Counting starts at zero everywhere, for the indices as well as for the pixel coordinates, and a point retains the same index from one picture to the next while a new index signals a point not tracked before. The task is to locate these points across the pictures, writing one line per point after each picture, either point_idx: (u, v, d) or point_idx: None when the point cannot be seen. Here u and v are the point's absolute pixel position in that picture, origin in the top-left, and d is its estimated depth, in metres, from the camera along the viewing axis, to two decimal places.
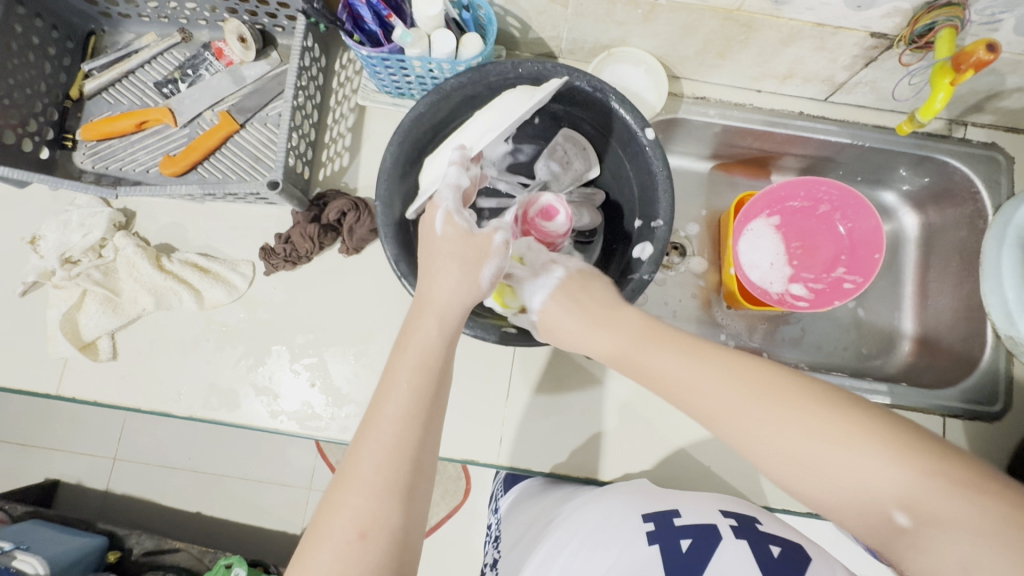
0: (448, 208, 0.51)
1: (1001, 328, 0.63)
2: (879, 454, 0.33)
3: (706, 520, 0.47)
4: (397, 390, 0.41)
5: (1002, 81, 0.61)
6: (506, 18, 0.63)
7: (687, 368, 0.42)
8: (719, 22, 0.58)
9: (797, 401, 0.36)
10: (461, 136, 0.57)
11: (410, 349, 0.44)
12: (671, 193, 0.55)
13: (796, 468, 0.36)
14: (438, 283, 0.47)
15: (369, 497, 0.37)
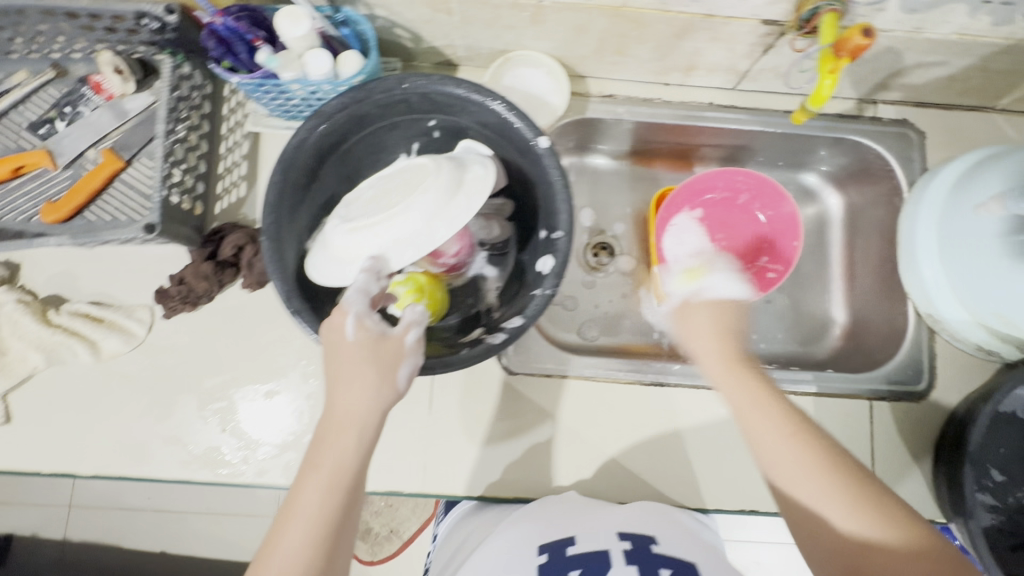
0: (358, 313, 0.48)
1: (922, 307, 0.65)
2: (847, 491, 0.42)
3: (601, 546, 0.51)
4: (302, 511, 0.41)
5: (900, 58, 0.60)
6: (394, 29, 0.60)
7: (769, 410, 0.48)
8: (608, 19, 0.56)
9: (800, 430, 0.46)
10: (373, 228, 0.51)
11: (321, 462, 0.43)
12: (570, 201, 0.53)
13: (779, 479, 0.45)
14: (349, 392, 0.45)
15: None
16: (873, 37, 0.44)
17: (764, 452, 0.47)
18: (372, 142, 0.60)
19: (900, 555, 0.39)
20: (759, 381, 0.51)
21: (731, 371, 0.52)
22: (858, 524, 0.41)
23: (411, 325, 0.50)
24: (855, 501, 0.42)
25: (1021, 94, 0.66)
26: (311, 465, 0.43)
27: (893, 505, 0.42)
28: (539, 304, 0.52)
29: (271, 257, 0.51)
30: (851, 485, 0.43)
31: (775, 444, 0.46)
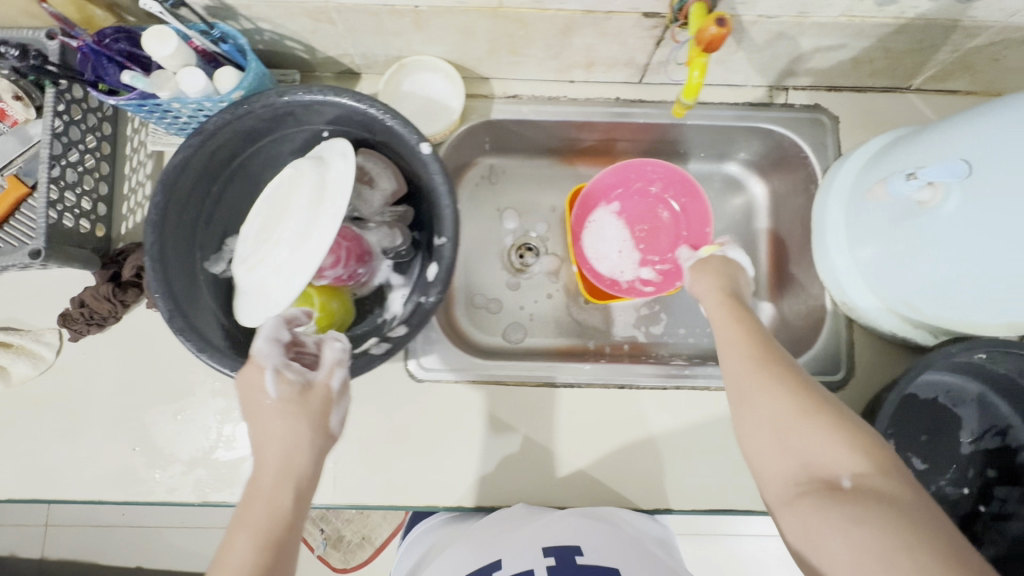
0: (276, 366, 0.46)
1: (837, 296, 0.64)
2: (799, 395, 0.44)
3: (525, 566, 0.53)
4: (224, 572, 0.38)
5: (796, 44, 0.59)
6: (284, 41, 0.60)
7: (737, 330, 0.51)
8: (490, 20, 0.56)
9: (756, 349, 0.48)
10: (265, 253, 0.50)
11: (251, 514, 0.41)
12: (455, 208, 0.53)
13: (735, 395, 0.47)
14: (274, 446, 0.44)
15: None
16: (726, 26, 0.44)
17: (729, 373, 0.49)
18: (268, 155, 0.60)
19: (839, 451, 0.41)
20: (726, 317, 0.53)
21: (725, 305, 0.54)
22: (804, 425, 0.43)
23: (336, 364, 0.48)
24: (804, 404, 0.43)
25: (933, 73, 0.64)
26: (237, 522, 0.41)
27: (841, 411, 0.43)
28: (423, 312, 0.52)
29: (152, 278, 0.51)
30: (804, 393, 0.44)
31: (737, 362, 0.49)
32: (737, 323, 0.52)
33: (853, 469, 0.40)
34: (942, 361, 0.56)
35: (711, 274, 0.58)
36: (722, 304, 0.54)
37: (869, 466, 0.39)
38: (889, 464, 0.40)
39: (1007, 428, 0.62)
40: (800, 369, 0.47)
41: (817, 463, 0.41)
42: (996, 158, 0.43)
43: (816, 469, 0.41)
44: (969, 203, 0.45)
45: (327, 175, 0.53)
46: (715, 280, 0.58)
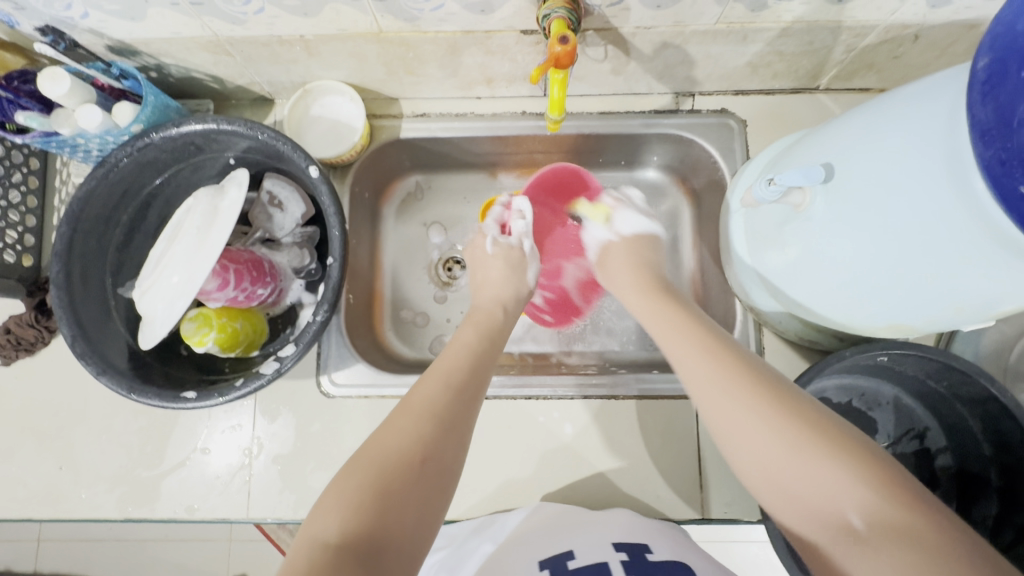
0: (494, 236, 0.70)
1: (745, 300, 0.65)
2: (782, 430, 0.40)
3: (600, 558, 0.49)
4: (435, 379, 0.49)
5: (684, 52, 0.60)
6: (192, 74, 0.63)
7: (696, 354, 0.48)
8: (377, 44, 0.57)
9: (733, 377, 0.44)
10: (159, 277, 0.53)
11: (448, 358, 0.52)
12: (343, 229, 0.55)
13: (718, 428, 0.44)
14: (501, 282, 0.65)
15: (396, 460, 0.41)
16: (570, 42, 0.47)
17: (708, 403, 0.45)
18: (179, 183, 0.63)
19: (839, 485, 0.36)
20: (691, 344, 0.50)
21: (681, 330, 0.52)
22: (801, 459, 0.38)
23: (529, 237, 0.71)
24: (794, 436, 0.39)
25: (836, 73, 0.64)
26: (439, 363, 0.52)
27: (836, 429, 0.39)
28: (312, 331, 0.54)
29: (56, 306, 0.53)
30: (789, 424, 0.40)
31: (713, 398, 0.45)
32: (706, 351, 0.48)
33: (861, 506, 0.35)
34: (838, 365, 0.55)
35: (646, 285, 0.61)
36: (682, 330, 0.52)
37: (878, 498, 0.35)
38: (897, 492, 0.35)
39: (925, 431, 0.60)
40: (787, 388, 0.43)
41: (821, 501, 0.37)
42: (848, 159, 0.45)
43: (821, 508, 0.37)
44: (831, 203, 0.46)
45: (223, 201, 0.55)
46: (657, 302, 0.58)
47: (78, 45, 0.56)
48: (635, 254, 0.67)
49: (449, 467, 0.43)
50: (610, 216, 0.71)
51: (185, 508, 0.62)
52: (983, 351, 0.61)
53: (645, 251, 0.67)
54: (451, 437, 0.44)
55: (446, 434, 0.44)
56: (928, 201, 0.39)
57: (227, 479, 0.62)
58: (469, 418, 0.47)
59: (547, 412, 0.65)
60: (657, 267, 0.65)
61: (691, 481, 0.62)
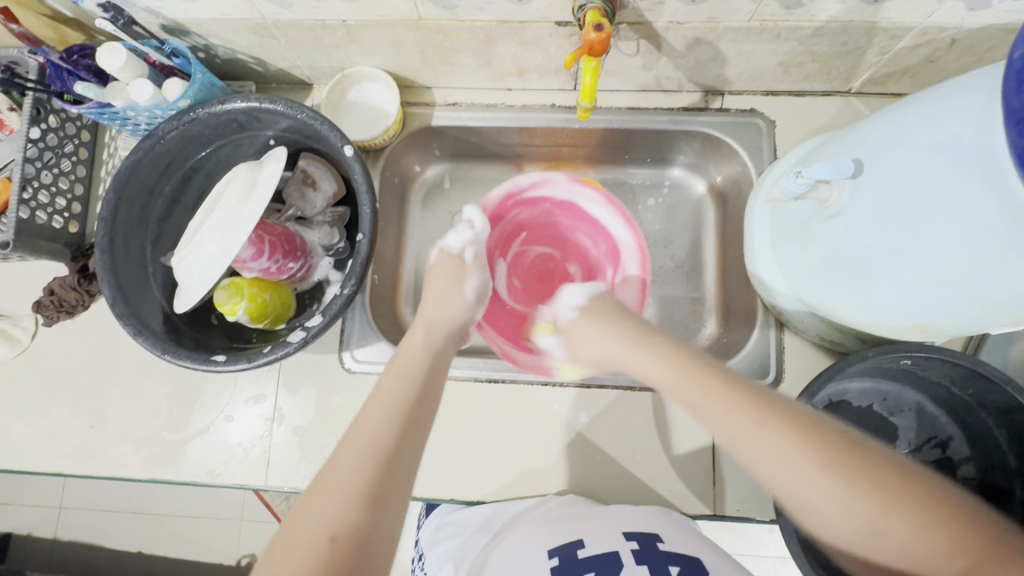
0: (440, 247, 0.68)
1: (767, 300, 0.64)
2: (866, 505, 0.38)
3: (609, 547, 0.50)
4: (353, 446, 0.45)
5: (716, 49, 0.60)
6: (238, 55, 0.66)
7: (742, 424, 0.43)
8: (414, 32, 0.60)
9: (797, 449, 0.40)
10: (204, 238, 0.55)
11: (373, 411, 0.48)
12: (373, 207, 0.57)
13: (795, 505, 0.41)
14: (435, 299, 0.62)
15: (309, 547, 0.39)
16: (605, 31, 0.49)
17: (774, 478, 0.41)
18: (219, 159, 0.65)
19: (933, 550, 0.37)
20: (710, 393, 0.46)
21: (709, 385, 0.46)
22: (889, 523, 0.38)
23: (468, 245, 0.67)
24: (876, 510, 0.38)
25: (869, 76, 0.64)
26: (361, 422, 0.47)
27: (909, 483, 0.39)
28: (339, 303, 0.56)
29: (99, 269, 0.56)
30: (868, 498, 0.38)
31: (785, 469, 0.41)
32: (760, 413, 0.43)
33: (959, 568, 0.36)
34: (858, 366, 0.55)
35: (633, 335, 0.55)
36: (723, 384, 0.46)
37: (973, 558, 0.36)
38: (994, 550, 0.36)
39: (948, 441, 0.59)
40: (860, 447, 0.41)
41: (915, 562, 0.38)
42: (878, 154, 0.45)
43: (920, 569, 0.38)
44: (858, 197, 0.46)
45: (262, 175, 0.57)
46: (597, 321, 0.59)
47: (134, 22, 0.58)
48: (612, 318, 0.59)
49: (377, 541, 0.41)
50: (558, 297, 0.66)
51: (206, 473, 0.64)
52: (1012, 361, 0.60)
53: (610, 313, 0.59)
54: (373, 509, 0.42)
55: (366, 506, 0.42)
56: (955, 193, 0.39)
57: (248, 446, 0.64)
58: (399, 482, 0.44)
59: (563, 400, 0.66)
60: (625, 311, 0.60)
61: (705, 477, 0.62)
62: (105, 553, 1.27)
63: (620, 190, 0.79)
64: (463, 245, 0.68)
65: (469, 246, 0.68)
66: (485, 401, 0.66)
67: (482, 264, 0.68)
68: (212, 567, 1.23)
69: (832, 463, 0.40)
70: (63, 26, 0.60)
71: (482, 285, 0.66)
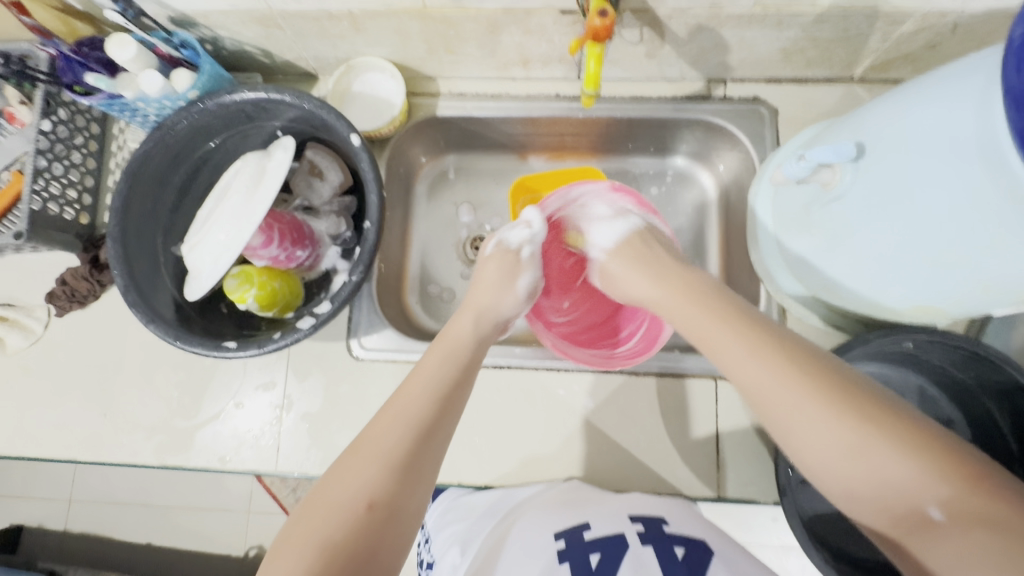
0: (499, 237, 0.68)
1: (770, 286, 0.65)
2: (844, 427, 0.38)
3: (615, 529, 0.51)
4: (393, 416, 0.46)
5: (719, 36, 0.61)
6: (244, 47, 0.67)
7: (733, 343, 0.46)
8: (420, 22, 0.60)
9: (783, 367, 0.42)
10: (217, 223, 0.56)
11: (413, 387, 0.49)
12: (380, 195, 0.58)
13: (778, 428, 0.42)
14: (489, 290, 0.62)
15: (340, 510, 0.40)
16: (609, 17, 0.50)
17: (765, 398, 0.42)
18: (227, 151, 0.66)
19: (917, 477, 0.35)
20: (712, 317, 0.49)
21: (710, 310, 0.50)
22: (870, 449, 0.37)
23: (530, 240, 0.66)
24: (859, 431, 0.37)
25: (871, 62, 0.65)
26: (407, 391, 0.48)
27: (901, 413, 0.38)
28: (347, 290, 0.57)
29: (111, 258, 0.57)
30: (852, 420, 0.38)
31: (766, 389, 0.42)
32: (753, 341, 0.45)
33: (941, 497, 0.34)
34: (860, 349, 0.55)
35: (659, 273, 0.57)
36: (723, 318, 0.48)
37: (961, 489, 0.34)
38: (983, 483, 0.34)
39: (949, 423, 0.60)
40: (855, 383, 0.40)
41: (894, 491, 0.36)
42: (880, 136, 0.45)
43: (897, 496, 0.36)
44: (861, 180, 0.47)
45: (270, 164, 0.58)
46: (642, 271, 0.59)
47: (144, 15, 0.58)
48: (642, 255, 0.60)
49: (409, 515, 0.42)
50: (588, 236, 0.68)
51: (217, 459, 0.65)
52: (1014, 345, 0.60)
53: (640, 249, 0.61)
54: (407, 483, 0.43)
55: (402, 482, 0.42)
56: (955, 172, 0.39)
57: (258, 433, 0.65)
58: (433, 459, 0.45)
59: (568, 386, 0.67)
60: (672, 259, 0.59)
61: (709, 461, 0.63)
62: (114, 545, 1.28)
63: (623, 179, 0.80)
64: (522, 242, 0.66)
65: (526, 244, 0.67)
66: (491, 387, 0.67)
67: (537, 263, 0.67)
68: (221, 558, 1.25)
69: (815, 381, 0.40)
70: (73, 18, 0.61)
71: (533, 282, 0.66)
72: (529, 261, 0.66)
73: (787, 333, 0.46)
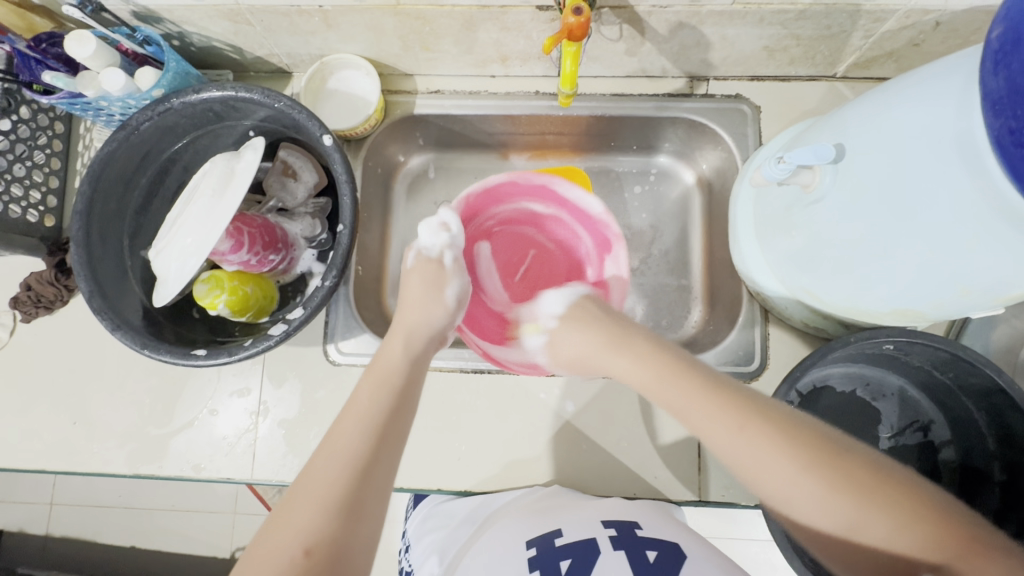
0: (418, 248, 0.63)
1: (752, 287, 0.64)
2: (841, 500, 0.39)
3: (588, 533, 0.50)
4: (331, 452, 0.45)
5: (700, 33, 0.59)
6: (213, 42, 0.64)
7: (715, 423, 0.43)
8: (393, 17, 0.58)
9: (776, 444, 0.41)
10: (184, 227, 0.54)
11: (351, 419, 0.47)
12: (354, 197, 0.56)
13: (774, 498, 0.42)
14: (415, 307, 0.58)
15: (279, 558, 0.39)
16: (583, 14, 0.48)
17: (757, 474, 0.42)
18: (197, 151, 0.64)
19: (913, 544, 0.38)
20: (692, 393, 0.45)
21: (680, 377, 0.47)
22: (866, 518, 0.39)
23: (450, 246, 0.62)
24: (856, 503, 0.39)
25: (854, 60, 0.64)
26: (340, 428, 0.47)
27: (887, 475, 0.40)
28: (320, 295, 0.55)
29: (74, 263, 0.55)
30: (844, 492, 0.39)
31: (760, 467, 0.41)
32: (741, 416, 0.42)
33: (931, 560, 0.37)
34: (841, 352, 0.55)
35: (616, 338, 0.53)
36: (704, 390, 0.45)
37: (950, 553, 0.37)
38: (960, 534, 0.38)
39: (929, 424, 0.60)
40: (846, 452, 0.41)
41: (890, 558, 0.39)
42: (860, 137, 0.44)
43: (891, 561, 0.39)
44: (840, 182, 0.46)
45: (240, 165, 0.56)
46: (583, 324, 0.56)
47: (104, 10, 0.57)
48: (593, 316, 0.57)
49: (353, 551, 0.41)
50: (541, 322, 0.63)
51: (191, 467, 0.63)
52: (993, 346, 0.60)
53: (592, 314, 0.57)
54: (348, 520, 0.41)
55: (341, 519, 0.41)
56: (934, 175, 0.39)
57: (233, 440, 0.64)
58: (375, 491, 0.44)
59: (550, 390, 0.66)
60: (611, 315, 0.57)
61: (691, 464, 0.62)
62: (96, 549, 1.26)
63: (606, 178, 0.79)
64: (441, 247, 0.62)
65: (448, 249, 0.63)
66: (471, 391, 0.66)
67: (461, 269, 0.63)
68: (206, 560, 1.23)
69: (810, 455, 0.40)
70: (30, 13, 0.58)
71: (463, 291, 0.61)
72: (456, 269, 0.62)
73: (766, 401, 0.44)
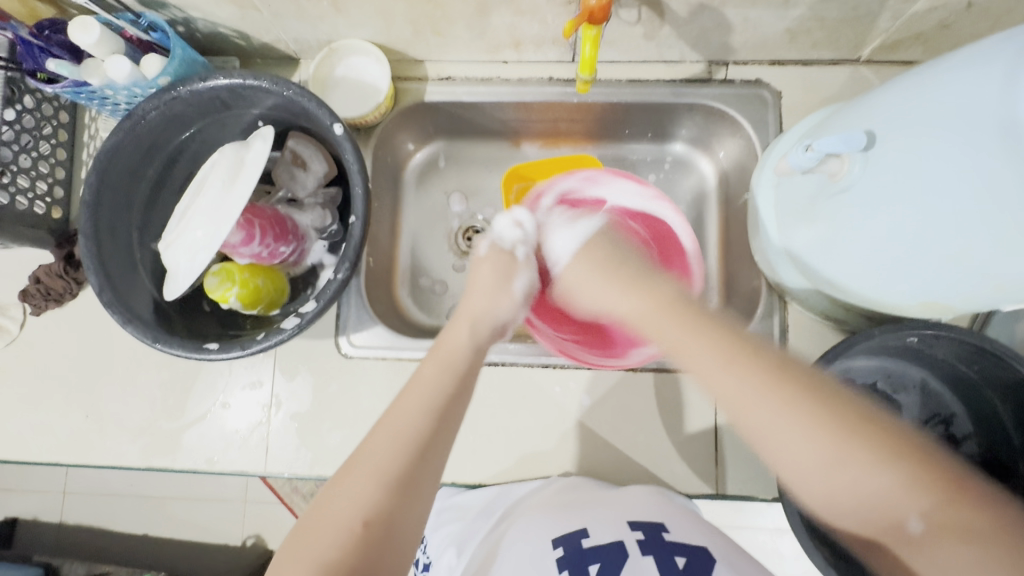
0: (491, 239, 0.66)
1: (771, 278, 0.63)
2: (822, 441, 0.38)
3: (614, 537, 0.51)
4: (390, 426, 0.44)
5: (721, 15, 0.58)
6: (219, 29, 0.63)
7: (715, 355, 0.43)
8: (404, 1, 0.57)
9: (765, 380, 0.40)
10: (202, 213, 0.53)
11: (407, 399, 0.46)
12: (366, 188, 0.55)
13: (756, 441, 0.40)
14: (481, 296, 0.59)
15: (338, 528, 0.39)
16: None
17: (745, 413, 0.41)
18: (203, 140, 0.63)
19: (896, 490, 0.36)
20: (682, 322, 0.46)
21: (680, 316, 0.47)
22: (848, 465, 0.37)
23: (523, 241, 0.65)
24: (838, 448, 0.37)
25: (879, 43, 0.62)
26: (398, 406, 0.46)
27: (881, 422, 0.38)
28: (333, 288, 0.54)
29: (84, 256, 0.54)
30: (829, 433, 0.38)
31: (745, 406, 0.41)
32: (726, 350, 0.43)
33: (921, 510, 0.35)
34: (865, 345, 0.53)
35: (626, 281, 0.54)
36: (699, 327, 0.45)
37: (935, 498, 0.35)
38: (964, 493, 0.35)
39: (951, 417, 0.59)
40: (839, 397, 0.39)
41: (869, 504, 0.37)
42: (891, 124, 0.43)
43: (874, 512, 0.37)
44: (870, 171, 0.44)
45: (250, 155, 0.55)
46: (594, 265, 0.59)
47: None
48: (608, 261, 0.58)
49: (402, 530, 0.41)
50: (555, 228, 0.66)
51: (205, 461, 0.63)
52: (1018, 337, 0.59)
53: (605, 248, 0.60)
54: (404, 499, 0.41)
55: (396, 497, 0.41)
56: (971, 164, 0.37)
57: (246, 434, 0.63)
58: (432, 470, 0.44)
59: (564, 383, 0.65)
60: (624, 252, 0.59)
61: (707, 458, 0.62)
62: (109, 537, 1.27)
63: (620, 167, 0.77)
64: (515, 242, 0.65)
65: (518, 244, 0.65)
66: (485, 385, 0.65)
67: (533, 263, 0.65)
68: (218, 549, 1.24)
69: (797, 391, 0.39)
70: None
71: (530, 282, 0.64)
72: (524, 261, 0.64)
73: (758, 338, 0.44)
